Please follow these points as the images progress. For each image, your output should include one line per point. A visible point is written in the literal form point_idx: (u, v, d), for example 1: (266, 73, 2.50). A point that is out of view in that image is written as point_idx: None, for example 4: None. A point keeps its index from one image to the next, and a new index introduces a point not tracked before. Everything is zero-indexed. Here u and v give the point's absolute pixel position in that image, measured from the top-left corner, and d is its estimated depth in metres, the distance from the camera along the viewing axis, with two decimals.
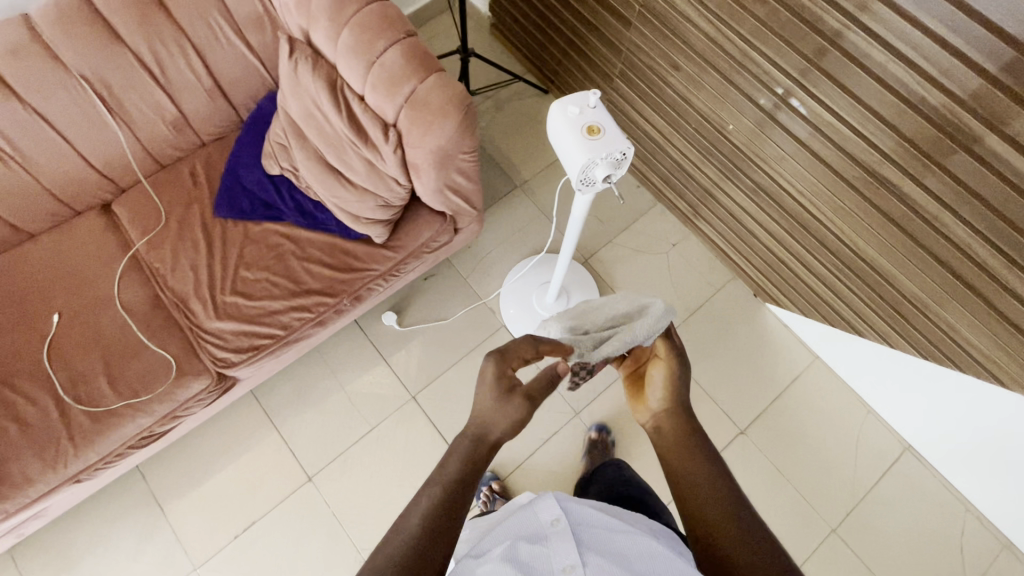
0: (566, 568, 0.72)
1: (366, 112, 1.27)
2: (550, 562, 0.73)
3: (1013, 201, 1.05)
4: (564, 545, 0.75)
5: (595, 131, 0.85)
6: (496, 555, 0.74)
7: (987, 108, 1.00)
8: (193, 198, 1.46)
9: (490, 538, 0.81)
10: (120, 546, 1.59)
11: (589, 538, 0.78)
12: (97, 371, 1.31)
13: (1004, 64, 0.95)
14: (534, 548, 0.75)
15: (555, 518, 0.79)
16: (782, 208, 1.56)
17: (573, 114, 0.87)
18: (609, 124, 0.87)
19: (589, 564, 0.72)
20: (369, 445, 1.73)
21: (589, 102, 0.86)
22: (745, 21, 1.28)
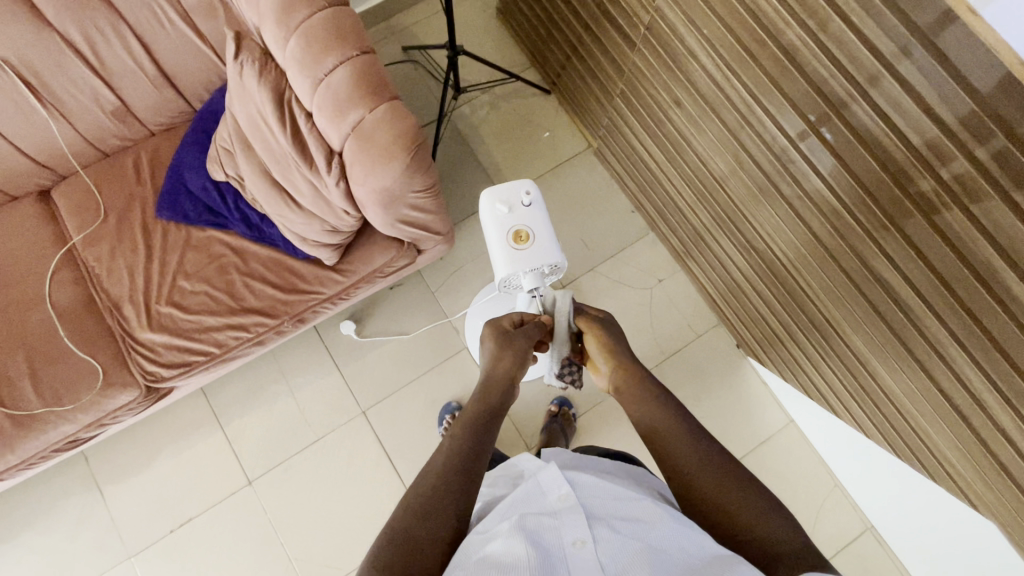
0: (577, 543, 0.68)
1: (311, 133, 1.13)
2: (559, 535, 0.69)
3: (1013, 332, 0.90)
4: (573, 520, 0.70)
5: (521, 240, 1.03)
6: (505, 529, 0.70)
7: (986, 216, 0.85)
8: (135, 195, 1.39)
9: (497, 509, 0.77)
10: (58, 526, 1.60)
11: (600, 509, 0.73)
12: (21, 372, 1.27)
13: (1017, 177, 0.79)
14: (542, 520, 0.71)
15: (563, 493, 0.75)
16: (773, 274, 1.41)
17: (505, 216, 1.05)
18: (535, 236, 1.04)
19: (600, 537, 0.68)
20: (312, 456, 1.68)
21: (519, 207, 1.05)
22: (751, 69, 1.12)
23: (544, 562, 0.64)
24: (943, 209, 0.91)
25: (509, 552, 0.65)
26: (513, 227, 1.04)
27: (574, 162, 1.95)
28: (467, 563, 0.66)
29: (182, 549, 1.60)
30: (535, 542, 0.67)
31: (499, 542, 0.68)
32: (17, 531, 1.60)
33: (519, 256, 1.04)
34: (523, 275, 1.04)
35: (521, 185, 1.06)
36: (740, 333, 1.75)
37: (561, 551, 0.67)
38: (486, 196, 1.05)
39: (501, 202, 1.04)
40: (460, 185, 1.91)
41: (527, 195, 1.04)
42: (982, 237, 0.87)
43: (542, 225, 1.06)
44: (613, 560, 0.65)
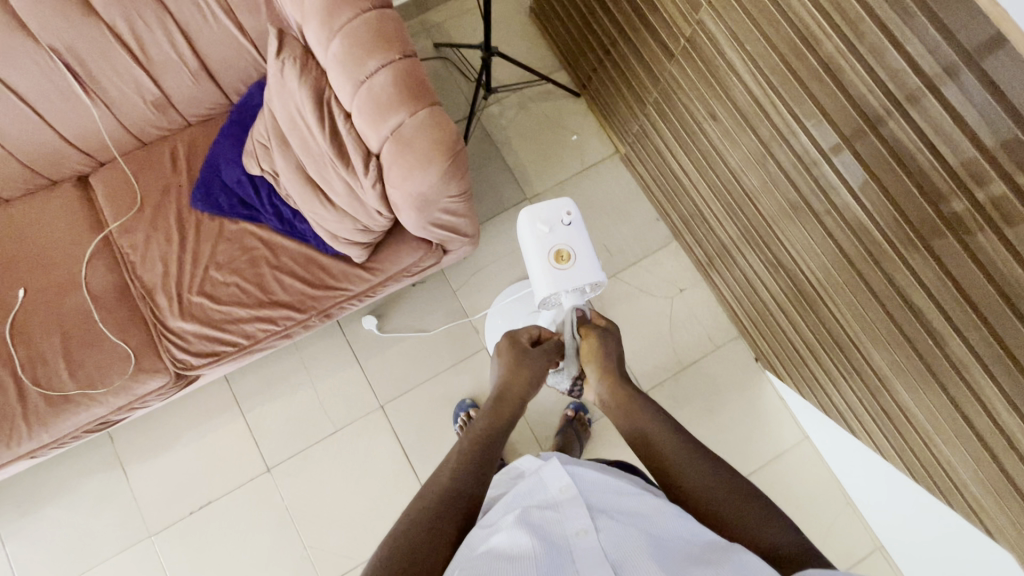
0: (580, 533, 0.65)
1: (350, 133, 1.14)
2: (562, 528, 0.66)
3: None
4: (576, 512, 0.67)
5: (561, 259, 1.07)
6: (507, 524, 0.67)
7: (1020, 240, 0.85)
8: (171, 184, 1.42)
9: (497, 505, 0.74)
10: (83, 502, 1.65)
11: (603, 501, 0.71)
12: (56, 353, 1.30)
13: None
14: (545, 514, 0.68)
15: (565, 485, 0.72)
16: (800, 292, 1.40)
17: (543, 233, 1.09)
18: (574, 254, 1.08)
19: (604, 528, 0.65)
20: (329, 446, 1.71)
21: (557, 225, 1.10)
22: (789, 84, 1.12)
23: (547, 554, 0.61)
24: (977, 230, 0.90)
25: (512, 546, 0.62)
26: (554, 246, 1.08)
27: (600, 166, 1.95)
28: (469, 559, 0.63)
29: (200, 530, 1.64)
30: (538, 535, 0.64)
31: (501, 537, 0.65)
32: (43, 504, 1.65)
33: (562, 275, 1.07)
34: (565, 294, 1.08)
35: (561, 206, 1.11)
36: (759, 347, 1.74)
37: (565, 544, 0.64)
38: (527, 216, 1.10)
39: (542, 222, 1.09)
40: (486, 184, 1.92)
41: (567, 215, 1.10)
42: (1014, 262, 0.86)
43: (582, 245, 1.10)
44: (617, 549, 0.62)
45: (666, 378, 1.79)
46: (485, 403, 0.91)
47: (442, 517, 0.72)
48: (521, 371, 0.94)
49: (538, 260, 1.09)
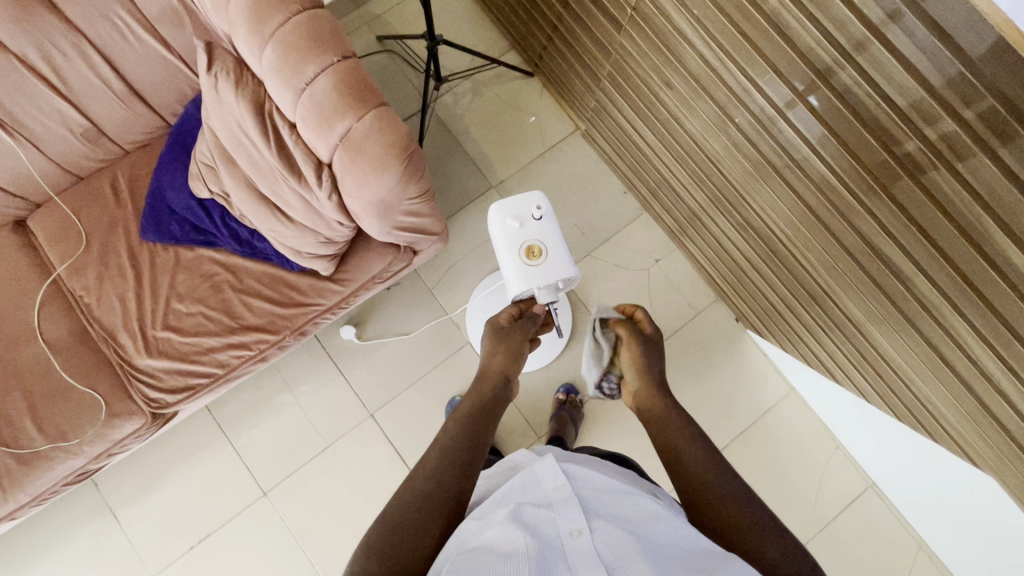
0: (573, 533, 0.64)
1: (297, 145, 1.09)
2: (555, 526, 0.66)
3: (1011, 299, 0.90)
4: (569, 509, 0.67)
5: (533, 258, 1.06)
6: (498, 520, 0.66)
7: (974, 175, 0.86)
8: (116, 217, 1.35)
9: (490, 499, 0.74)
10: (78, 552, 1.60)
11: (597, 501, 0.70)
12: (19, 409, 1.24)
13: (1003, 136, 0.79)
14: (538, 511, 0.68)
15: (560, 483, 0.72)
16: (772, 251, 1.40)
17: (513, 227, 1.08)
18: (546, 251, 1.07)
19: (597, 528, 0.65)
20: (324, 462, 1.68)
21: (528, 217, 1.08)
22: (740, 46, 1.10)
23: (540, 551, 0.61)
24: (932, 169, 0.90)
25: (504, 540, 0.63)
26: (525, 242, 1.07)
27: (562, 146, 1.92)
28: (459, 554, 0.63)
29: (204, 563, 1.61)
30: (531, 533, 0.64)
31: (493, 533, 0.65)
32: (36, 562, 1.60)
33: (531, 271, 1.06)
34: (538, 290, 1.06)
35: (531, 199, 1.10)
36: (738, 308, 1.76)
37: (558, 543, 0.64)
38: (497, 210, 1.09)
39: (512, 216, 1.08)
40: (448, 177, 1.88)
41: (538, 209, 1.08)
42: (971, 198, 0.87)
43: (553, 239, 1.09)
44: (610, 549, 0.62)
45: None
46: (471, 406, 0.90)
47: (440, 528, 0.71)
48: (501, 368, 0.93)
49: (508, 256, 1.07)
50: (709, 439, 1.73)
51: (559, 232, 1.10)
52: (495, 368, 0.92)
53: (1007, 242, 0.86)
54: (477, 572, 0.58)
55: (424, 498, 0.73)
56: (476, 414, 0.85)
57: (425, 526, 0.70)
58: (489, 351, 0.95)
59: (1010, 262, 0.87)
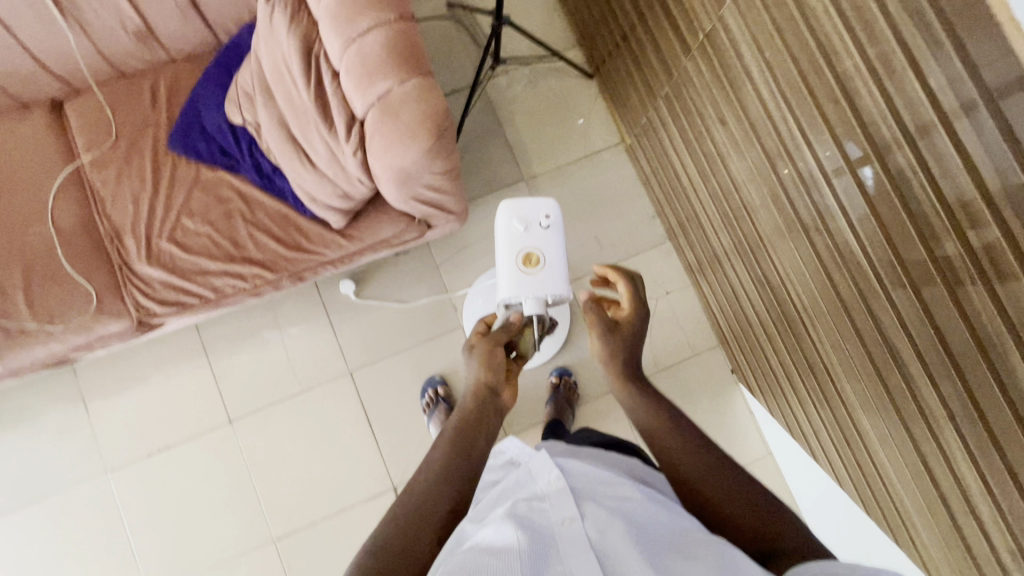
0: (565, 522, 0.63)
1: (336, 94, 1.08)
2: (548, 518, 0.64)
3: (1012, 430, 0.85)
4: (562, 501, 0.66)
5: (528, 268, 1.04)
6: (494, 518, 0.64)
7: (1006, 296, 0.80)
8: (148, 121, 1.35)
9: (485, 501, 0.72)
10: (43, 431, 1.65)
11: (591, 490, 0.69)
12: (16, 284, 1.27)
13: None
14: (532, 506, 0.66)
15: (554, 476, 0.71)
16: (783, 313, 1.36)
17: (517, 230, 1.06)
18: (543, 261, 1.05)
19: (589, 515, 0.63)
20: (294, 406, 1.70)
21: (533, 222, 1.07)
22: (802, 99, 1.05)
23: (533, 545, 0.59)
24: (968, 282, 0.85)
25: (498, 537, 0.60)
26: (525, 249, 1.05)
27: (602, 155, 1.88)
28: (454, 553, 0.60)
29: (159, 472, 1.64)
30: (523, 526, 0.62)
31: (486, 532, 0.62)
32: (4, 429, 1.65)
33: (524, 280, 1.03)
34: (526, 300, 1.02)
35: (543, 207, 1.08)
36: (737, 360, 1.72)
37: (549, 532, 0.62)
38: (506, 210, 1.07)
39: (518, 219, 1.06)
40: (482, 159, 1.85)
41: (547, 218, 1.07)
42: (998, 317, 0.82)
43: (554, 252, 1.06)
44: (601, 535, 0.60)
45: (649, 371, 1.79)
46: None
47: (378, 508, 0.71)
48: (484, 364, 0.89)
49: (507, 260, 1.05)
50: None
51: (563, 246, 1.08)
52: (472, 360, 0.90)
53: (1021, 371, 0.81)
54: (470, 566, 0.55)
55: None
56: None
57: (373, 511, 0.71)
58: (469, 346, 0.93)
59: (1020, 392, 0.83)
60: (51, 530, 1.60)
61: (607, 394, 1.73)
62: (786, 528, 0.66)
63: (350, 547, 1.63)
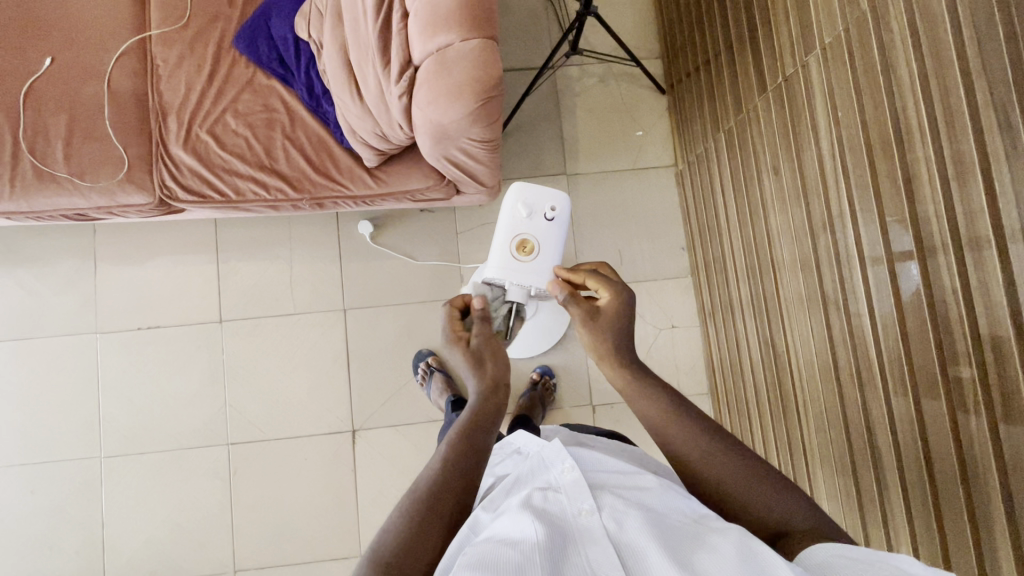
0: (582, 513, 0.63)
1: (400, 35, 1.09)
2: (566, 509, 0.65)
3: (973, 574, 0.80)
4: (577, 493, 0.66)
5: (520, 256, 1.02)
6: (511, 508, 0.65)
7: (1008, 439, 0.75)
8: (221, 14, 1.38)
9: (501, 490, 0.73)
10: (50, 276, 1.72)
11: (607, 482, 0.70)
12: (59, 132, 1.32)
13: None
14: (548, 497, 0.67)
15: (568, 466, 0.71)
16: (779, 381, 1.32)
17: (519, 215, 1.05)
18: (538, 252, 1.02)
19: (607, 507, 0.64)
20: (283, 325, 1.73)
21: (537, 210, 1.05)
22: (861, 168, 1.00)
23: (551, 535, 0.60)
24: (972, 412, 0.80)
25: (515, 527, 0.61)
26: (521, 233, 1.04)
27: (650, 173, 1.84)
28: (472, 544, 0.60)
29: (143, 346, 1.70)
30: (541, 518, 0.62)
31: (505, 522, 0.62)
32: (16, 264, 1.72)
33: (514, 265, 1.02)
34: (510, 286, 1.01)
35: (551, 198, 1.06)
36: (722, 415, 1.68)
37: (568, 523, 0.63)
38: (513, 193, 1.06)
39: (523, 204, 1.05)
40: (531, 143, 1.83)
41: (552, 210, 1.04)
42: (991, 452, 0.77)
43: (552, 245, 1.04)
44: (618, 527, 0.60)
45: None
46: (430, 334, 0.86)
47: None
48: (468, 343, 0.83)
49: (502, 240, 1.04)
50: None
51: (562, 240, 1.05)
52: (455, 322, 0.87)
53: (998, 511, 0.77)
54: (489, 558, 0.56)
55: None
56: None
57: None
58: None
59: (990, 534, 0.78)
60: (28, 369, 1.68)
61: (583, 406, 1.71)
62: (796, 513, 0.63)
63: (297, 472, 1.66)
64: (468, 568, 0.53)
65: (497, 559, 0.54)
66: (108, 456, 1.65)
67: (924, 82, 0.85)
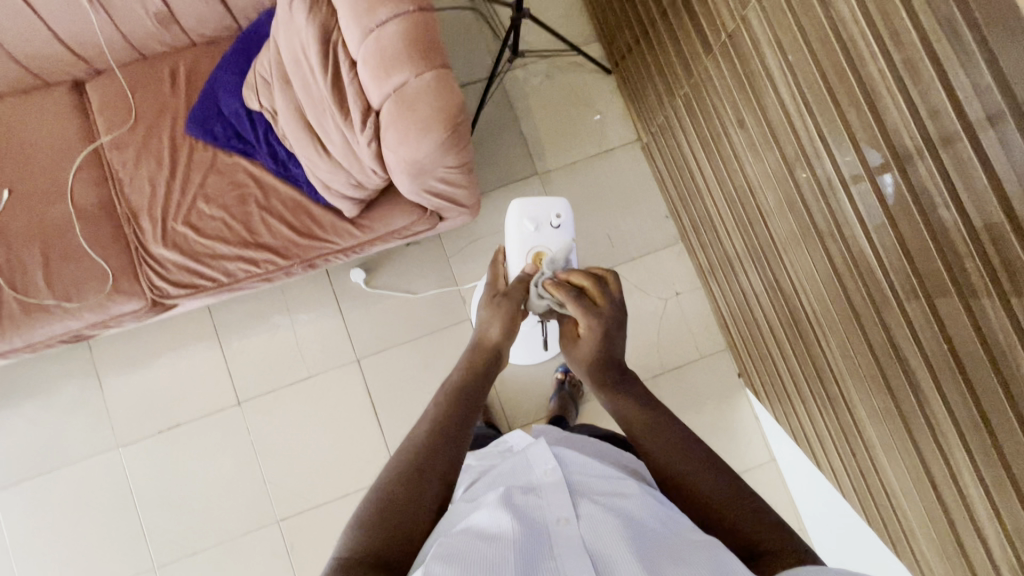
0: (559, 520, 0.63)
1: (353, 83, 1.09)
2: (543, 512, 0.65)
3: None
4: (557, 496, 0.66)
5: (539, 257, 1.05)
6: (489, 504, 0.66)
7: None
8: (167, 104, 1.37)
9: (484, 485, 0.75)
10: (58, 403, 1.69)
11: (586, 486, 0.69)
12: (35, 261, 1.30)
13: None
14: (526, 498, 0.67)
15: (550, 469, 0.72)
16: (793, 317, 1.34)
17: (529, 229, 1.09)
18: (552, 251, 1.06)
19: (585, 514, 0.63)
20: (300, 390, 1.72)
21: (545, 221, 1.09)
22: (821, 100, 1.03)
23: (526, 537, 0.60)
24: (984, 296, 0.82)
25: (492, 526, 0.61)
26: (536, 247, 1.07)
27: (617, 152, 1.87)
28: (449, 534, 0.62)
29: (168, 448, 1.68)
30: (519, 517, 0.63)
31: (482, 518, 0.64)
32: (21, 400, 1.69)
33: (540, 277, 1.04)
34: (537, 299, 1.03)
35: (553, 207, 1.10)
36: (745, 365, 1.71)
37: (544, 527, 0.62)
38: (517, 210, 1.10)
39: (529, 219, 1.09)
40: (497, 152, 1.85)
41: (556, 217, 1.09)
42: (1014, 334, 0.79)
43: (565, 251, 1.07)
44: (595, 536, 0.60)
45: (685, 362, 1.78)
46: (468, 358, 0.86)
47: (388, 479, 0.68)
48: (481, 338, 0.89)
49: (518, 257, 1.07)
50: None
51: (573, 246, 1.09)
52: (478, 345, 0.88)
53: None
54: (463, 554, 0.56)
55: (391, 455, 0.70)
56: (458, 380, 0.82)
57: (386, 488, 0.67)
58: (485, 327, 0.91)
59: None
60: (59, 503, 1.65)
61: None
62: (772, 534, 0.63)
63: None
64: (439, 557, 0.56)
65: (469, 555, 0.56)
66: (161, 565, 1.63)
67: (863, 9, 0.89)
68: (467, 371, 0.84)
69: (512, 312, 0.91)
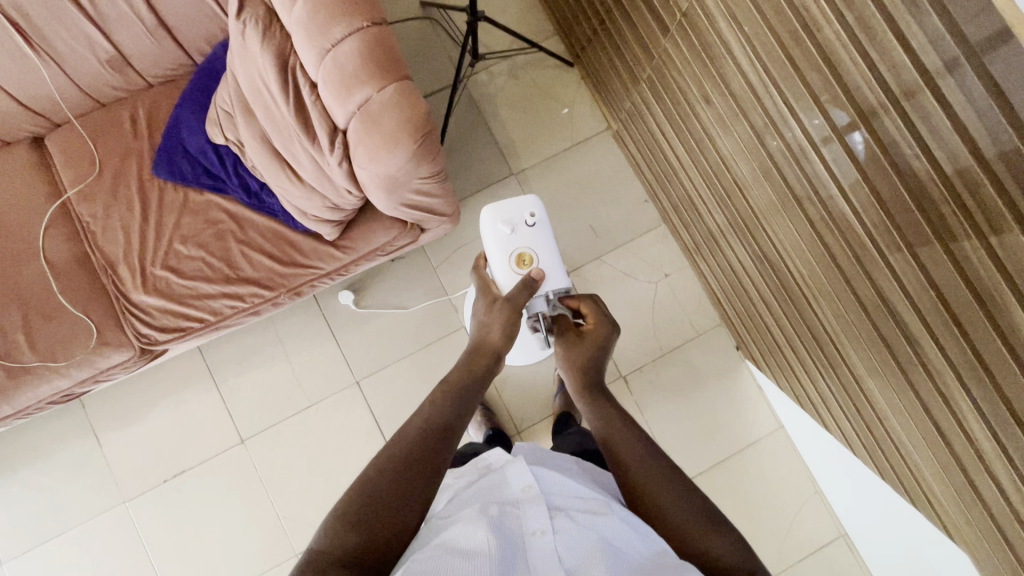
0: (536, 536, 0.63)
1: (316, 105, 1.08)
2: (519, 528, 0.65)
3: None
4: (533, 513, 0.66)
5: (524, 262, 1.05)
6: (466, 516, 0.65)
7: (1003, 249, 0.78)
8: (131, 149, 1.35)
9: (460, 495, 0.73)
10: (58, 465, 1.66)
11: (564, 502, 0.69)
12: (15, 324, 1.27)
13: None
14: (503, 512, 0.67)
15: (528, 484, 0.71)
16: (782, 282, 1.35)
17: (505, 231, 1.08)
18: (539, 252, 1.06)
19: (562, 530, 0.64)
20: (302, 421, 1.70)
21: (520, 222, 1.08)
22: (782, 66, 1.04)
23: (502, 553, 0.60)
24: (964, 240, 0.83)
25: (468, 541, 0.61)
26: (517, 249, 1.06)
27: (590, 143, 1.87)
28: (423, 548, 0.62)
29: (176, 497, 1.65)
30: (495, 532, 0.63)
31: (459, 529, 0.63)
32: (20, 467, 1.66)
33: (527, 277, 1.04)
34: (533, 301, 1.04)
35: (526, 206, 1.10)
36: (742, 338, 1.72)
37: (520, 544, 0.63)
38: (490, 214, 1.09)
39: (503, 222, 1.08)
40: (470, 158, 1.84)
41: (531, 216, 1.08)
42: (998, 274, 0.80)
43: (545, 248, 1.08)
44: (570, 554, 0.60)
45: (682, 342, 1.79)
46: (465, 364, 0.86)
47: (398, 500, 0.67)
48: (483, 341, 0.89)
49: (500, 261, 1.06)
50: (689, 459, 1.71)
51: (552, 243, 1.09)
52: (474, 351, 0.88)
53: None
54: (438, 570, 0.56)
55: (398, 471, 0.69)
56: (457, 390, 0.81)
57: (398, 507, 0.66)
58: (479, 332, 0.90)
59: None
60: (72, 568, 1.61)
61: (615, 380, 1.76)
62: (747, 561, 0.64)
63: None
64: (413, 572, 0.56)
65: None
66: None
67: None
68: (464, 379, 0.83)
69: (505, 314, 0.91)
